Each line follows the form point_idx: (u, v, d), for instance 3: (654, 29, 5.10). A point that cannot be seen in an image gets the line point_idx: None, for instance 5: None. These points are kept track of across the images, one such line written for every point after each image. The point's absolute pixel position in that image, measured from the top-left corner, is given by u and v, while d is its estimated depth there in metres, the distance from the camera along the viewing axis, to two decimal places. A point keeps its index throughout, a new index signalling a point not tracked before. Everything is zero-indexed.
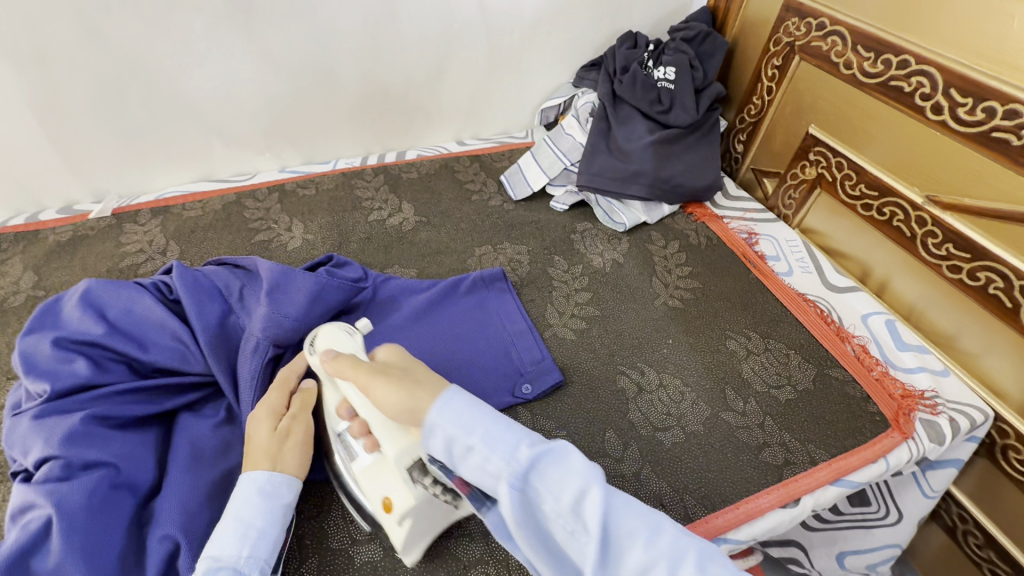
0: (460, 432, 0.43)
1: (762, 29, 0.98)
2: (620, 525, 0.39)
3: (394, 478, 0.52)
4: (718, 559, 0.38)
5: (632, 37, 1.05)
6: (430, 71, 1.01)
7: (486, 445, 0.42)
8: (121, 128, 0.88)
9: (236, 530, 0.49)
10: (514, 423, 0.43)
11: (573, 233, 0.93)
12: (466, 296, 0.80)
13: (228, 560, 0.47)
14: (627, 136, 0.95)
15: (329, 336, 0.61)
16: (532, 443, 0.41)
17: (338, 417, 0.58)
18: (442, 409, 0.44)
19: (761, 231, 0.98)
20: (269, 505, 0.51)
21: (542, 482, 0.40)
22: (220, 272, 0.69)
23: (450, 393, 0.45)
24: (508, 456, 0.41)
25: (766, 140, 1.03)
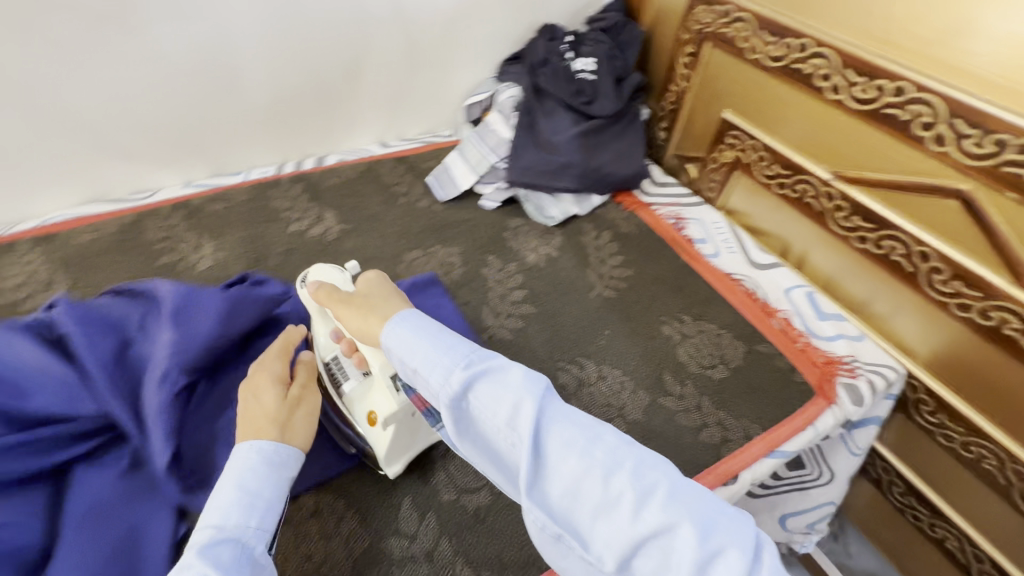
0: (407, 354, 0.48)
1: (672, 18, 1.00)
2: (554, 432, 0.43)
3: (382, 391, 0.57)
4: (646, 462, 0.41)
5: (550, 29, 1.05)
6: (344, 72, 0.97)
7: (429, 365, 0.47)
8: None
9: (240, 501, 0.46)
10: (458, 345, 0.47)
11: (505, 231, 0.92)
12: None
13: (235, 533, 0.45)
14: (551, 129, 0.95)
15: (318, 273, 0.64)
16: (469, 363, 0.46)
17: (327, 345, 0.62)
18: (392, 336, 0.50)
19: (688, 215, 1.00)
20: (274, 476, 0.49)
21: (479, 397, 0.44)
22: (116, 303, 0.62)
23: (401, 322, 0.51)
24: (448, 374, 0.45)
25: (686, 126, 1.05)
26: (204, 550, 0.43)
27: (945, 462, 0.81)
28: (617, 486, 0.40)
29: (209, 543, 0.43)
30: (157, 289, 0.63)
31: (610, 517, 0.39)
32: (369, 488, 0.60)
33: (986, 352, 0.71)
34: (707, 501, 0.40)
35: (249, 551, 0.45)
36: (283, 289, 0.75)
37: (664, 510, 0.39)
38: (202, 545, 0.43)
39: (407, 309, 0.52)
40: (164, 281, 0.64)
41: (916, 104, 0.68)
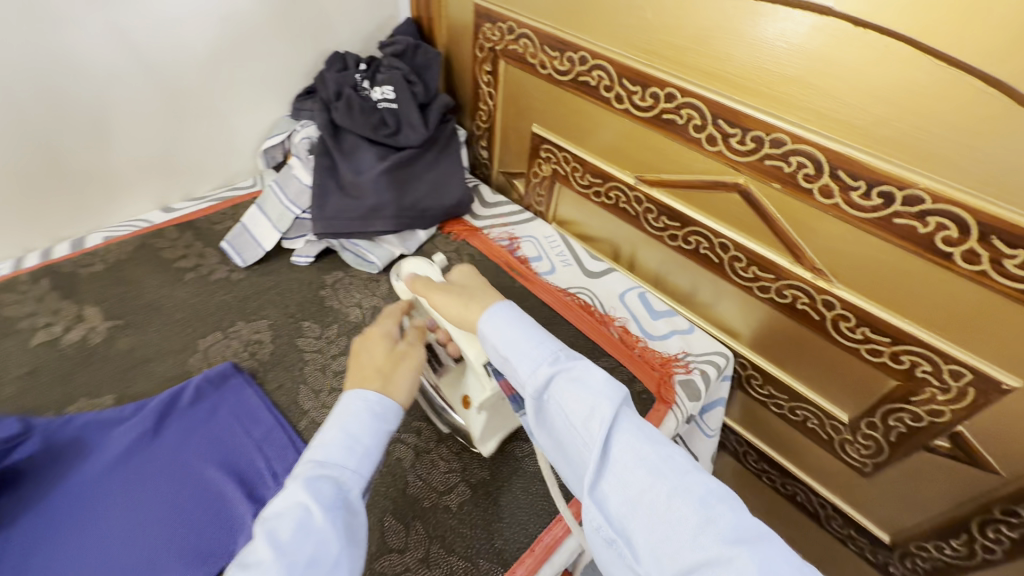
0: (502, 343, 0.51)
1: (465, 36, 0.97)
2: (624, 440, 0.44)
3: (474, 376, 0.61)
4: (714, 491, 0.40)
5: (340, 57, 0.97)
6: (83, 134, 0.79)
7: (520, 355, 0.50)
8: None
9: (341, 440, 0.48)
10: (550, 342, 0.50)
11: (323, 288, 0.82)
12: (191, 412, 0.65)
13: (335, 472, 0.46)
14: (355, 169, 0.86)
15: (410, 266, 0.74)
16: (558, 359, 0.48)
17: None
18: (486, 323, 0.53)
19: (521, 233, 0.98)
20: (378, 426, 0.50)
21: (562, 392, 0.47)
22: None
23: (498, 309, 0.54)
24: (535, 368, 0.48)
25: (503, 144, 1.03)
26: (303, 485, 0.44)
27: (781, 428, 0.87)
28: (681, 506, 0.40)
29: (312, 476, 0.45)
30: None
31: (669, 534, 0.40)
32: None
33: (790, 324, 0.77)
34: (776, 545, 0.38)
35: (342, 492, 0.46)
36: (20, 427, 0.59)
37: (725, 541, 0.38)
38: (303, 480, 0.45)
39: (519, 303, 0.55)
40: None
41: (685, 108, 0.70)
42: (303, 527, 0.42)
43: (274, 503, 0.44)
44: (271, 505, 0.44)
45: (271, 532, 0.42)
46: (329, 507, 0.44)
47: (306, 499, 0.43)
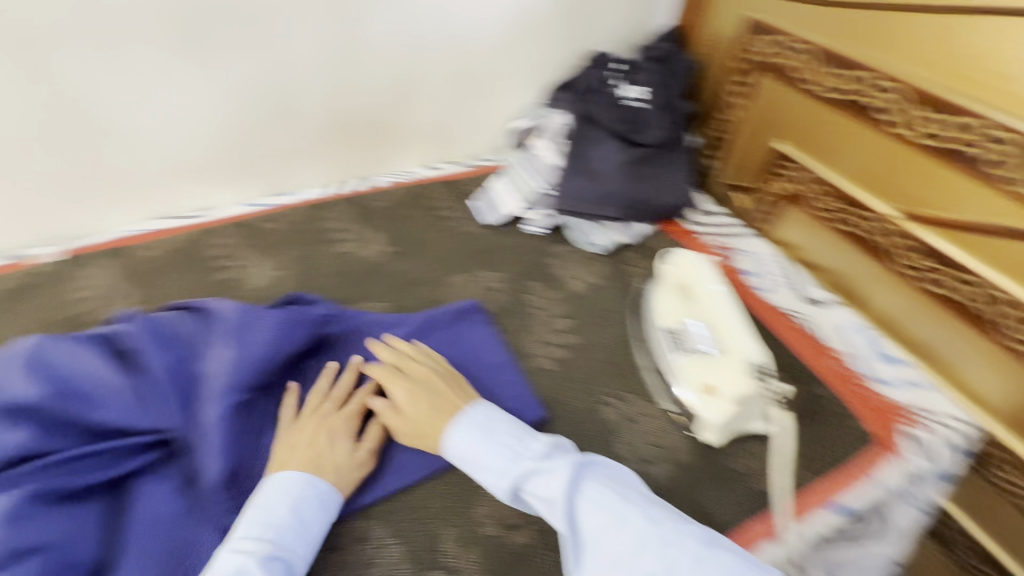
0: (468, 461, 0.58)
1: (727, 47, 0.99)
2: (586, 517, 0.51)
3: (733, 370, 0.65)
4: (672, 531, 0.49)
5: (604, 57, 1.05)
6: (397, 95, 0.99)
7: (486, 470, 0.57)
8: (73, 167, 0.83)
9: (292, 526, 0.52)
10: (509, 448, 0.57)
11: (549, 257, 0.91)
12: (440, 333, 0.75)
13: (286, 552, 0.51)
14: (602, 157, 0.94)
15: (687, 262, 0.76)
16: (514, 467, 0.55)
17: (668, 319, 0.74)
18: (456, 435, 0.59)
19: (737, 246, 0.98)
20: (322, 515, 0.55)
21: (531, 489, 0.55)
22: (173, 318, 0.64)
23: (460, 423, 0.59)
24: (500, 478, 0.56)
25: (735, 156, 1.03)
26: (261, 562, 0.49)
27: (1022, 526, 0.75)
28: (648, 556, 0.48)
29: (265, 557, 0.49)
30: (215, 307, 0.65)
31: None
32: (410, 516, 0.59)
33: None
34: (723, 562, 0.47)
35: (290, 573, 0.51)
36: (331, 309, 0.75)
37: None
38: (261, 557, 0.49)
39: (471, 407, 0.61)
40: (224, 300, 0.66)
41: (995, 143, 0.65)
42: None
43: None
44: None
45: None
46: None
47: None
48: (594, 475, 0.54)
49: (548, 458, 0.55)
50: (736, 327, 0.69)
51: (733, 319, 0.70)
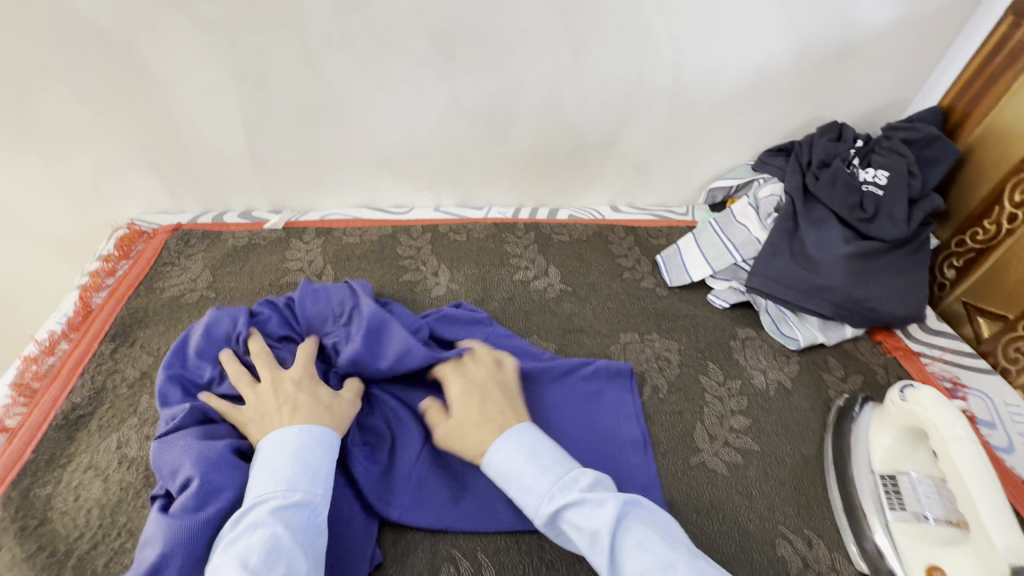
0: (506, 481, 0.53)
1: (1015, 143, 0.80)
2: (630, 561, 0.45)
3: (979, 559, 0.50)
4: None
5: (837, 128, 0.94)
6: (605, 134, 0.96)
7: (524, 490, 0.52)
8: (309, 152, 0.92)
9: (303, 474, 0.51)
10: (549, 471, 0.52)
11: (733, 338, 0.82)
12: (582, 386, 0.72)
13: (303, 500, 0.49)
14: (818, 242, 0.82)
15: (927, 402, 0.58)
16: (555, 493, 0.50)
17: (882, 462, 0.62)
18: (498, 453, 0.54)
19: (971, 383, 0.80)
20: (325, 453, 0.53)
21: (567, 523, 0.49)
22: (339, 296, 0.70)
23: (507, 438, 0.55)
24: (540, 502, 0.50)
25: (992, 273, 0.84)
26: (274, 512, 0.47)
27: None
28: None
29: (281, 508, 0.48)
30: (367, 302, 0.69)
31: None
32: None
33: None
34: None
35: (315, 516, 0.49)
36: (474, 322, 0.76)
37: None
38: (275, 509, 0.48)
39: (517, 426, 0.56)
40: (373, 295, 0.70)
41: None
42: (275, 551, 0.45)
43: (239, 533, 0.46)
44: (239, 533, 0.46)
45: (242, 559, 0.44)
46: (296, 532, 0.47)
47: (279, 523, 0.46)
48: (637, 517, 0.48)
49: (587, 487, 0.50)
50: (987, 498, 0.51)
51: (989, 488, 0.51)
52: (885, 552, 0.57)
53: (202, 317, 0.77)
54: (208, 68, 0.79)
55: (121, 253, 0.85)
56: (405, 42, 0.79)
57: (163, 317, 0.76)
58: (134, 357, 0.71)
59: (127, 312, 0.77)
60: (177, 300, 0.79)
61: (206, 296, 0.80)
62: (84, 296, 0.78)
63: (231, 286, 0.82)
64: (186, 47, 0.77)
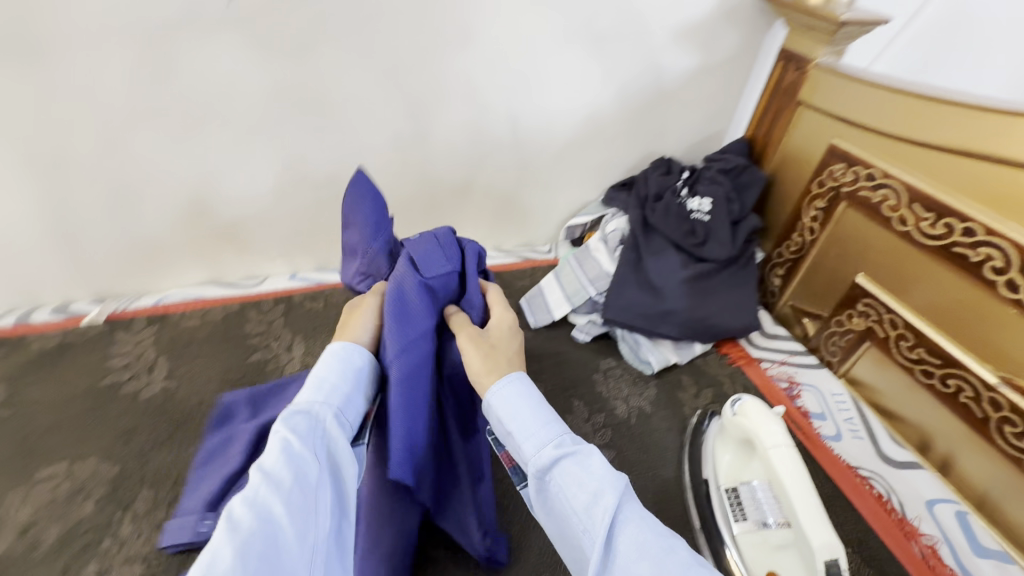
0: (507, 419, 0.46)
1: (802, 167, 0.93)
2: (628, 530, 0.39)
3: (802, 559, 0.54)
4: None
5: (666, 162, 1.03)
6: (457, 185, 0.97)
7: (524, 433, 0.45)
8: (131, 233, 0.83)
9: (319, 385, 0.43)
10: (558, 422, 0.46)
11: (596, 371, 0.85)
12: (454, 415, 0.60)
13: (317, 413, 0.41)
14: (659, 269, 0.88)
15: (753, 416, 0.63)
16: (564, 441, 0.44)
17: (728, 475, 0.66)
18: (506, 388, 0.47)
19: (804, 380, 0.89)
20: (350, 371, 0.46)
21: (563, 474, 0.43)
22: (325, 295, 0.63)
23: (516, 379, 0.48)
24: (541, 447, 0.44)
25: (807, 279, 0.95)
26: (286, 418, 0.39)
27: None
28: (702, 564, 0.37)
29: (287, 414, 0.40)
30: None
31: None
32: None
33: None
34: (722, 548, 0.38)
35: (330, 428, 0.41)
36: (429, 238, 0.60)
37: None
38: (286, 417, 0.40)
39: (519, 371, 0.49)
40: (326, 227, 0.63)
41: None
42: (288, 453, 0.37)
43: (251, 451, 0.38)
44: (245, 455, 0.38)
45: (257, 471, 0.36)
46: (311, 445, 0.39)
47: (292, 430, 0.38)
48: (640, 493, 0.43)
49: (593, 446, 0.45)
50: (802, 494, 0.56)
51: (806, 488, 0.56)
52: (733, 562, 0.60)
53: None
54: None
55: None
56: (224, 113, 0.75)
57: None
58: None
59: None
60: None
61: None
62: None
63: (33, 399, 0.71)
64: None
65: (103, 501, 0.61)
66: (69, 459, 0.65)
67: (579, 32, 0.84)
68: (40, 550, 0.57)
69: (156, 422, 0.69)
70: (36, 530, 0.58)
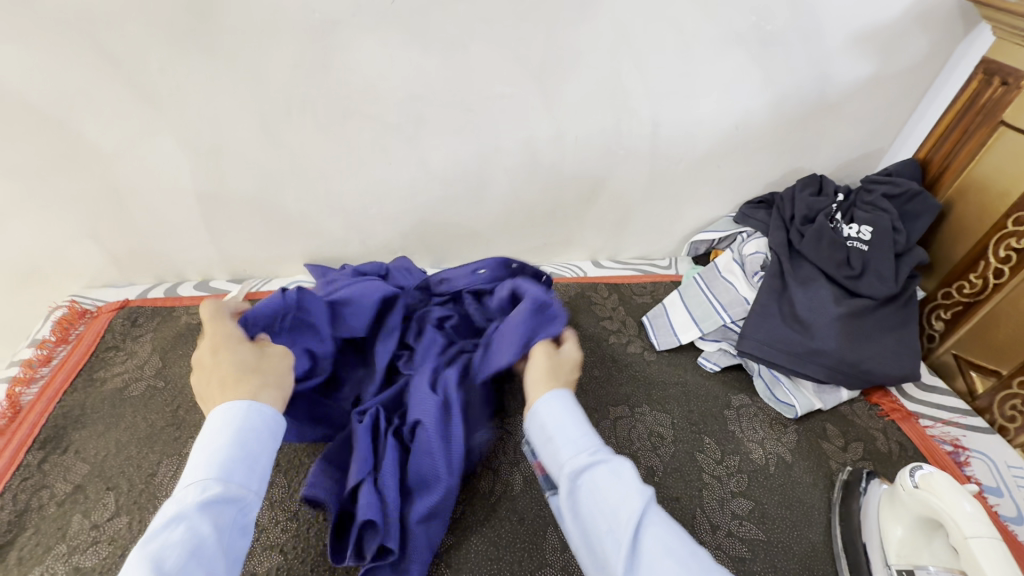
0: (557, 423, 0.48)
1: (997, 198, 0.80)
2: (653, 538, 0.40)
3: None
4: None
5: (817, 181, 0.93)
6: (583, 193, 0.93)
7: (566, 439, 0.47)
8: (271, 219, 0.86)
9: (230, 457, 0.44)
10: (594, 434, 0.47)
11: (728, 408, 0.77)
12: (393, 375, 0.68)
13: (232, 493, 0.42)
14: (808, 302, 0.79)
15: (942, 490, 0.54)
16: (600, 452, 0.46)
17: (900, 551, 0.58)
18: (549, 403, 0.49)
19: (972, 445, 0.77)
20: (264, 442, 0.46)
21: (597, 482, 0.43)
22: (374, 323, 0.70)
23: (560, 395, 0.50)
24: (578, 452, 0.45)
25: (981, 329, 0.83)
26: (202, 505, 0.41)
27: None
28: None
29: (203, 501, 0.41)
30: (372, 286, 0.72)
31: None
32: None
33: None
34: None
35: (244, 512, 0.43)
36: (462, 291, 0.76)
37: None
38: (202, 501, 0.41)
39: (557, 390, 0.51)
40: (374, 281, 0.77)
41: None
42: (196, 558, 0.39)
43: (162, 525, 0.39)
44: (158, 528, 0.40)
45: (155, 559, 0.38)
46: (218, 536, 0.40)
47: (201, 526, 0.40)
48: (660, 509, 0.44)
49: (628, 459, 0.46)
50: None
51: None
52: None
53: (146, 413, 0.69)
54: (156, 139, 0.74)
55: (58, 337, 0.78)
56: (370, 107, 0.75)
57: (103, 414, 0.69)
58: (67, 467, 0.64)
59: (60, 411, 0.70)
60: (121, 393, 0.71)
61: (153, 386, 0.72)
62: (12, 393, 0.71)
63: (181, 372, 0.74)
64: (129, 119, 0.71)
65: None
66: None
67: (746, 33, 0.76)
68: None
69: None
70: None
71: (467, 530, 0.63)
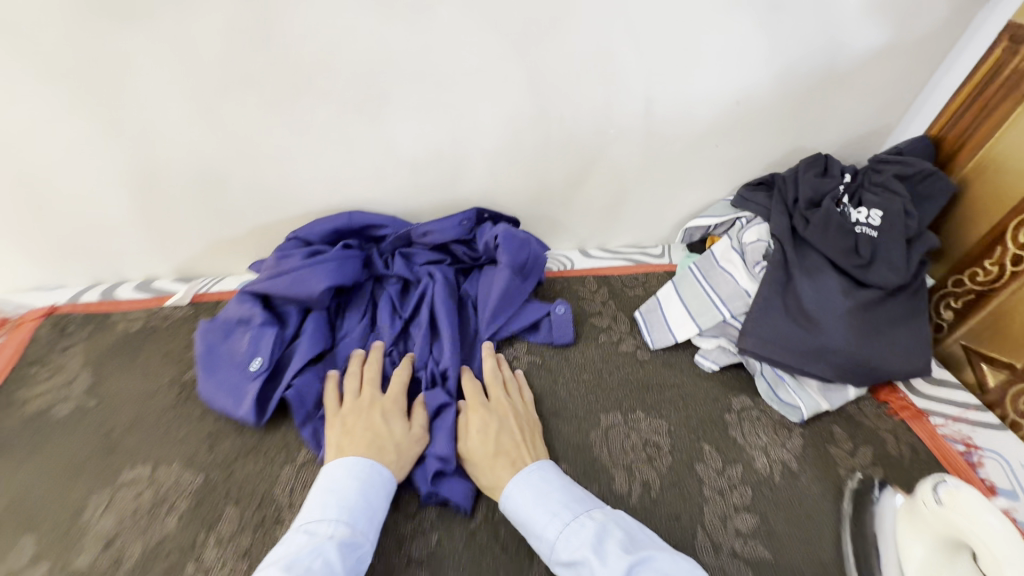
0: (524, 513, 0.52)
1: (1016, 179, 0.73)
2: None
3: None
4: None
5: (822, 162, 0.85)
6: (571, 178, 0.85)
7: (536, 534, 0.51)
8: (220, 211, 0.76)
9: (363, 509, 0.50)
10: (560, 514, 0.51)
11: (728, 411, 0.72)
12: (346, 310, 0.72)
13: (360, 537, 0.48)
14: (815, 295, 0.73)
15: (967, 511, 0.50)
16: (564, 534, 0.49)
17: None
18: (513, 492, 0.54)
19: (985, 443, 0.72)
20: (380, 502, 0.52)
21: (575, 569, 0.47)
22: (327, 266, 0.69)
23: (522, 479, 0.55)
24: (552, 547, 0.49)
25: (995, 319, 0.77)
26: (341, 542, 0.47)
27: None
28: None
29: (342, 542, 0.47)
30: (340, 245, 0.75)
31: None
32: None
33: None
34: None
35: (362, 559, 0.48)
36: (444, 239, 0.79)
37: None
38: (339, 538, 0.47)
39: (533, 467, 0.56)
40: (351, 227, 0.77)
41: None
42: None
43: (298, 551, 0.45)
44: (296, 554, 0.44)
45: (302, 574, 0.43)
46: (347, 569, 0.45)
47: (338, 553, 0.46)
48: (650, 559, 0.46)
49: (592, 529, 0.49)
50: None
51: None
52: None
53: (74, 437, 0.61)
54: (73, 123, 0.64)
55: None
56: (326, 83, 0.65)
57: (24, 441, 0.61)
58: None
59: None
60: (46, 415, 0.63)
61: (83, 406, 0.64)
62: None
63: (117, 391, 0.66)
64: (37, 101, 0.61)
65: (185, 519, 0.55)
66: (151, 463, 0.59)
67: None
68: (122, 569, 0.52)
69: (241, 431, 0.63)
70: (117, 544, 0.53)
71: (441, 561, 0.56)
